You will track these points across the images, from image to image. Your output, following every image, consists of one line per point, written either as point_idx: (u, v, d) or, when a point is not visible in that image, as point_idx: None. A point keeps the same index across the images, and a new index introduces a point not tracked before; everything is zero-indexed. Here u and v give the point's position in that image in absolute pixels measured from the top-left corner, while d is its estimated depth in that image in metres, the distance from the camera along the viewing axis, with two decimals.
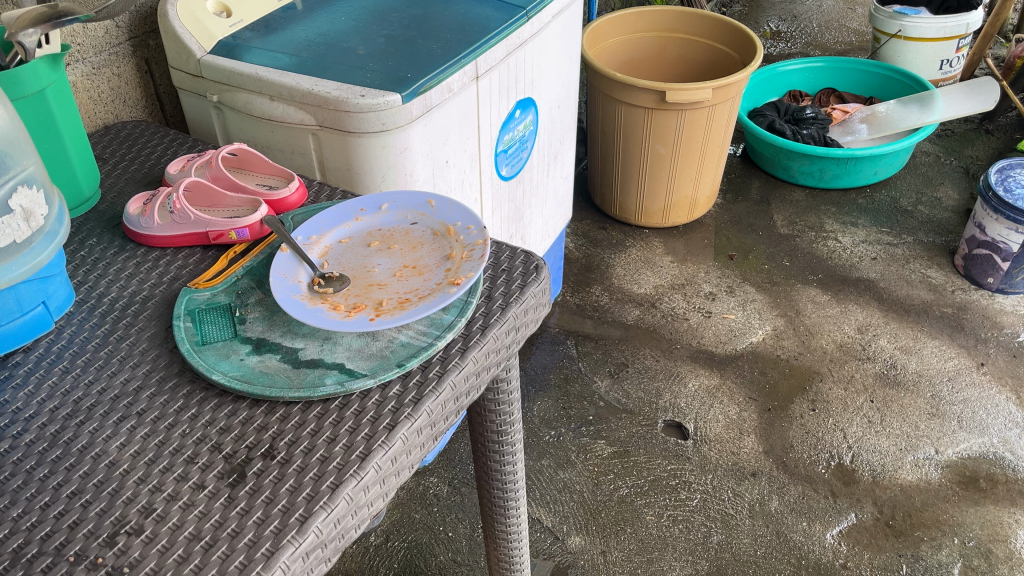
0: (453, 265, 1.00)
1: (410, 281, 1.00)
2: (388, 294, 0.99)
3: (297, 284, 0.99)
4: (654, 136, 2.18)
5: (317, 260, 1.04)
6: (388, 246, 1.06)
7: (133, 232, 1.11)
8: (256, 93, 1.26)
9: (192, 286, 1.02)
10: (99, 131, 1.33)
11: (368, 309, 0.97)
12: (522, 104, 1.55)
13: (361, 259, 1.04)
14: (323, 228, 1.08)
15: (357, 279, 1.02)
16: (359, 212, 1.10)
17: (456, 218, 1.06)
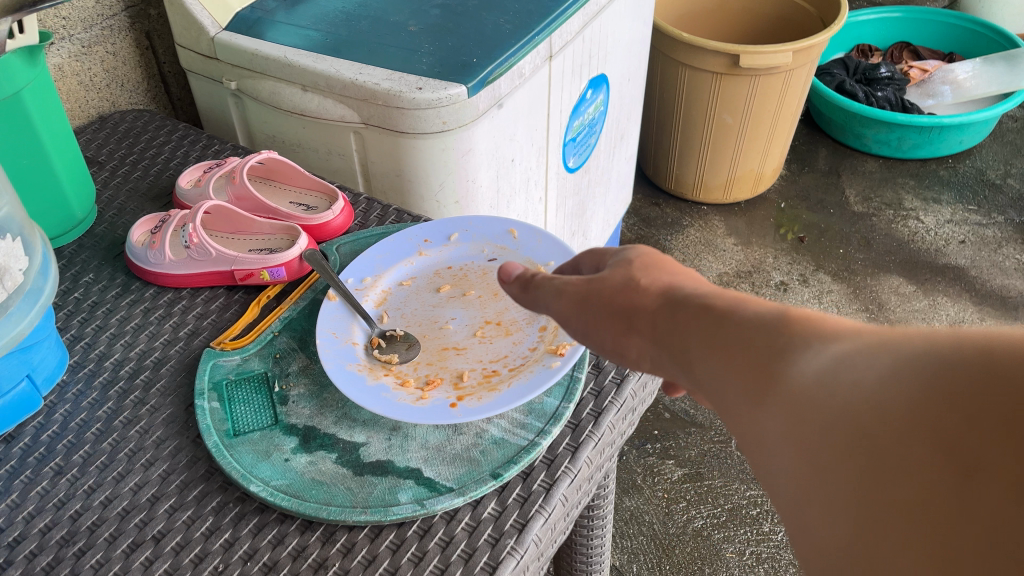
0: (551, 324, 0.78)
1: (497, 345, 0.79)
2: (469, 364, 0.77)
3: (351, 348, 0.77)
4: (720, 105, 1.92)
5: (374, 311, 0.83)
6: (463, 292, 0.84)
7: (139, 268, 0.88)
8: (286, 82, 1.02)
9: (217, 347, 0.81)
10: (94, 123, 1.10)
11: (446, 387, 0.75)
12: (594, 83, 1.30)
13: (429, 310, 0.82)
14: (379, 266, 0.86)
15: (426, 339, 0.80)
16: (423, 244, 0.88)
17: (548, 254, 0.83)
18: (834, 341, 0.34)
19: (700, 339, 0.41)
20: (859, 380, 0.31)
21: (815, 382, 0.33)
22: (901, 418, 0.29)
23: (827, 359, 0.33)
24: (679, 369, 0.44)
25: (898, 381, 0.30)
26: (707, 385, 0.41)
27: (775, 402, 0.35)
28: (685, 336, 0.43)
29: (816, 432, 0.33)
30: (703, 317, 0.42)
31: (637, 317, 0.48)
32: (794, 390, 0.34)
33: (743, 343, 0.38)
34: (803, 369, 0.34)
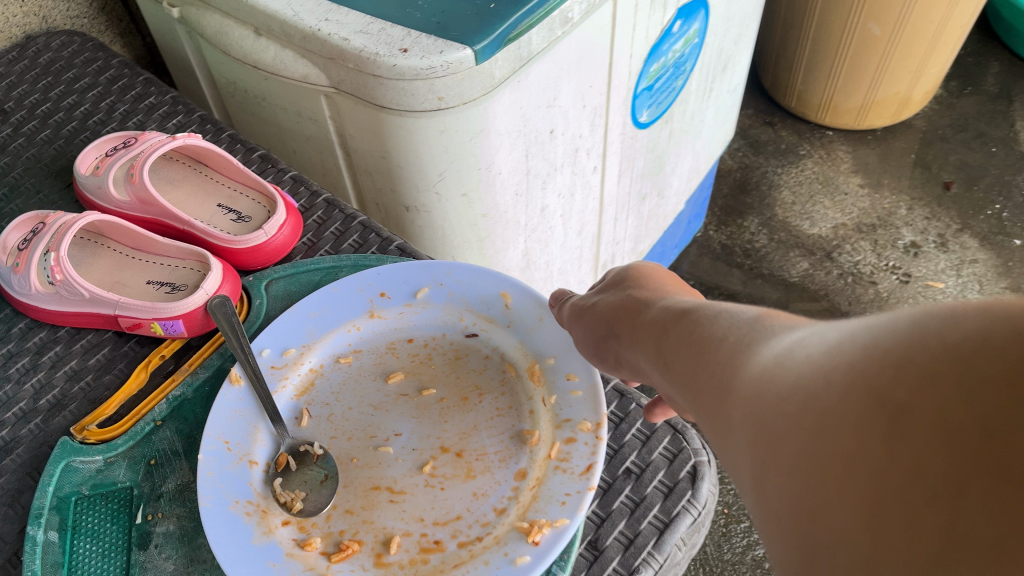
0: (534, 473, 0.52)
1: (452, 494, 0.53)
2: (402, 516, 0.52)
3: (242, 470, 0.52)
4: (866, 12, 1.49)
5: (292, 404, 0.58)
6: (420, 388, 0.59)
7: (6, 294, 0.65)
8: (234, 19, 0.74)
9: (76, 438, 0.58)
10: (13, 50, 0.85)
11: (362, 562, 0.49)
12: (686, 10, 0.96)
13: (368, 410, 0.58)
14: (311, 329, 0.61)
15: (351, 462, 0.55)
16: (377, 300, 0.63)
17: (548, 345, 0.58)
18: (796, 329, 0.32)
19: (688, 339, 0.39)
20: (804, 359, 0.29)
21: (773, 363, 0.30)
22: (844, 391, 0.25)
23: (782, 347, 0.31)
24: (644, 361, 0.45)
25: (839, 353, 0.27)
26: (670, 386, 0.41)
27: (731, 399, 0.33)
28: (649, 342, 0.45)
29: (765, 419, 0.29)
30: (661, 322, 0.44)
31: (626, 327, 0.49)
32: (748, 377, 0.32)
33: (717, 342, 0.36)
34: (765, 353, 0.32)
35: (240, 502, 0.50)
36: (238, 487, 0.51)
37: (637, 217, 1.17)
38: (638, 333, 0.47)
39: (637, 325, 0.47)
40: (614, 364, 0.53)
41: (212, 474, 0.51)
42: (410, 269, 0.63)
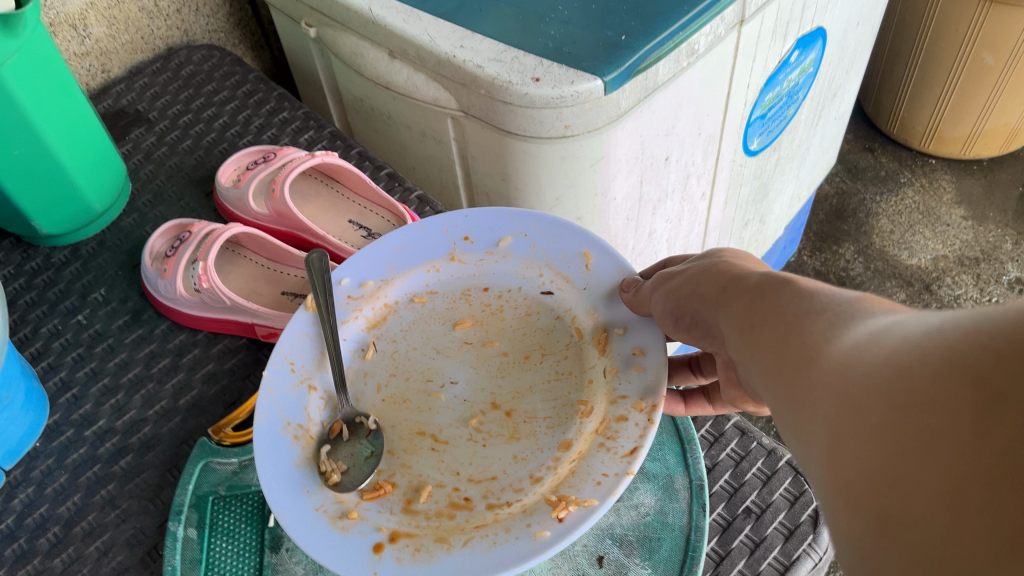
0: (577, 447, 0.49)
1: (493, 455, 0.51)
2: (440, 482, 0.50)
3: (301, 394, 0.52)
4: (982, 40, 1.46)
5: (360, 336, 0.57)
6: (485, 339, 0.57)
7: (151, 295, 0.70)
8: (369, 41, 0.76)
9: (213, 439, 0.62)
10: (157, 61, 0.91)
11: (391, 505, 0.48)
12: (805, 41, 0.95)
13: (429, 356, 0.56)
14: (392, 264, 0.60)
15: (402, 407, 0.54)
16: (460, 243, 0.60)
17: (621, 314, 0.54)
18: (889, 314, 0.31)
19: (761, 311, 0.38)
20: (893, 348, 0.28)
21: (866, 336, 0.30)
22: (942, 377, 0.25)
23: (868, 330, 0.30)
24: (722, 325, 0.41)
25: (943, 333, 0.26)
26: (743, 357, 0.38)
27: (807, 392, 0.32)
28: (736, 300, 0.40)
29: (850, 422, 0.29)
30: (754, 287, 0.40)
31: (723, 302, 0.42)
32: (827, 361, 0.31)
33: (795, 322, 0.35)
34: (847, 337, 0.31)
35: (291, 425, 0.50)
36: (293, 411, 0.51)
37: (738, 243, 1.16)
38: (722, 289, 0.42)
39: (725, 282, 0.42)
40: (687, 326, 0.47)
41: (271, 393, 0.51)
42: (495, 216, 0.60)
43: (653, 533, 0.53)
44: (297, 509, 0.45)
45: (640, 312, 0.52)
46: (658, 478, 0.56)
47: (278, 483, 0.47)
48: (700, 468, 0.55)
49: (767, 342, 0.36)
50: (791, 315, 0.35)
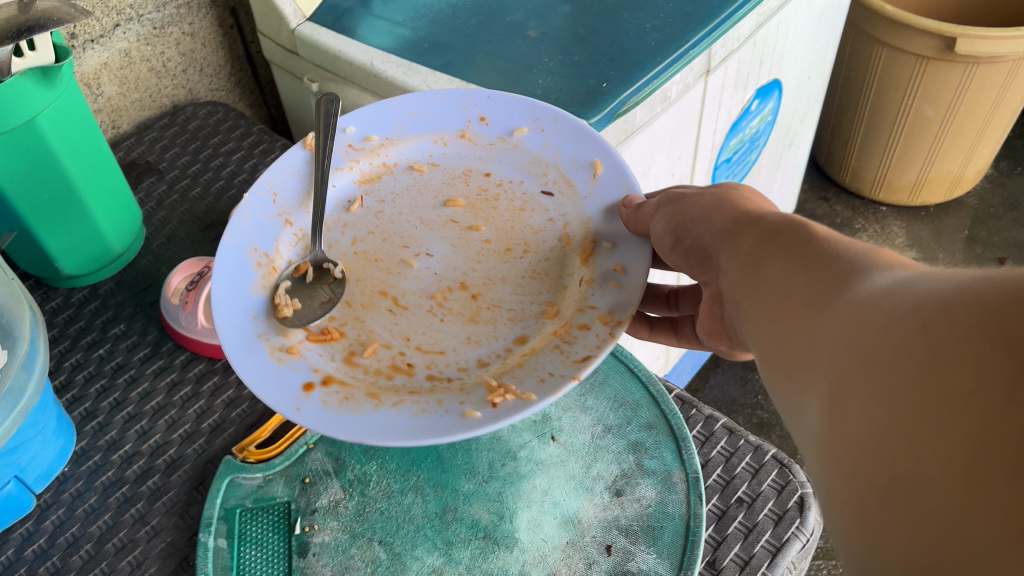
0: (532, 343, 0.56)
1: (446, 328, 0.59)
2: (395, 347, 0.58)
3: (273, 224, 0.64)
4: (921, 94, 1.58)
5: (350, 186, 0.69)
6: (471, 224, 0.65)
7: (172, 328, 0.74)
8: (370, 93, 0.83)
9: (238, 457, 0.65)
10: (164, 117, 0.97)
11: (335, 353, 0.57)
12: (763, 91, 1.04)
13: (411, 224, 0.66)
14: (402, 126, 0.70)
15: (375, 267, 0.63)
16: (475, 124, 0.69)
17: (612, 231, 0.60)
18: (907, 272, 0.36)
19: (779, 251, 0.43)
20: (911, 307, 0.32)
21: (885, 292, 0.35)
22: (961, 339, 0.29)
23: (883, 286, 0.35)
24: (727, 266, 0.48)
25: (958, 301, 0.30)
26: (745, 297, 0.45)
27: (818, 337, 0.37)
28: (747, 241, 0.47)
29: (861, 372, 0.33)
30: (772, 226, 0.46)
31: (737, 235, 0.48)
32: (843, 311, 0.36)
33: (809, 274, 0.40)
34: (857, 292, 0.36)
35: (256, 252, 0.62)
36: (264, 243, 0.63)
37: None
38: (734, 233, 0.49)
39: (737, 227, 0.49)
40: (684, 249, 0.54)
41: (246, 216, 0.63)
42: (518, 107, 0.67)
43: (656, 522, 0.58)
44: (244, 332, 0.55)
45: (635, 229, 0.58)
46: (656, 473, 0.61)
47: (234, 301, 0.57)
48: (695, 463, 0.61)
49: (784, 291, 0.41)
50: (812, 265, 0.40)
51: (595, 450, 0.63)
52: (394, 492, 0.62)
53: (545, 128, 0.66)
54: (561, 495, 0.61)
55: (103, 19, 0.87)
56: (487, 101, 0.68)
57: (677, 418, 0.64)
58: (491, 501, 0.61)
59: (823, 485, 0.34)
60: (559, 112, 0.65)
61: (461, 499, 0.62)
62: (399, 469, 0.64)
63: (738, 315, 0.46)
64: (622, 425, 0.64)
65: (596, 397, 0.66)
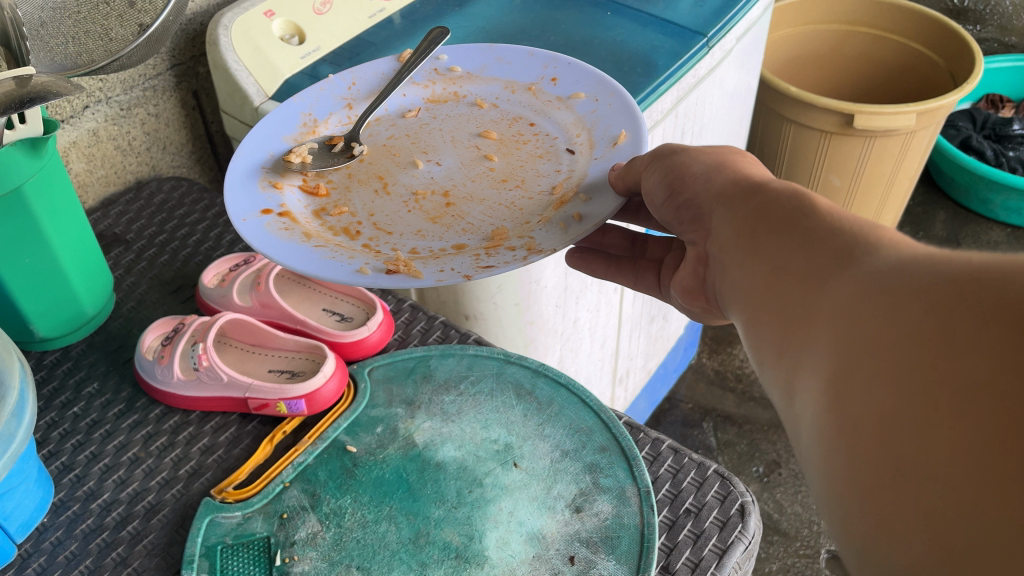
0: (466, 248, 0.65)
1: (406, 215, 0.70)
2: (365, 221, 0.70)
3: (335, 104, 0.82)
4: (828, 165, 1.73)
5: (416, 98, 0.84)
6: (489, 152, 0.76)
7: (147, 383, 0.78)
8: None
9: (217, 499, 0.68)
10: (129, 192, 1.03)
11: (312, 205, 0.72)
12: None
13: (437, 142, 0.78)
14: (488, 65, 0.85)
15: (386, 169, 0.75)
16: (544, 83, 0.82)
17: (593, 188, 0.67)
18: (884, 254, 0.40)
19: (779, 220, 0.48)
20: (903, 294, 0.36)
21: (888, 273, 0.38)
22: (958, 324, 0.33)
23: (865, 274, 0.40)
24: (722, 227, 0.54)
25: (949, 296, 0.34)
26: (740, 261, 0.50)
27: (817, 317, 0.42)
28: (744, 209, 0.52)
29: (858, 351, 0.38)
30: (773, 193, 0.51)
31: (740, 198, 0.54)
32: (839, 288, 0.41)
33: (809, 245, 0.45)
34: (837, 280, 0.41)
35: (309, 116, 0.80)
36: (319, 113, 0.81)
37: (647, 336, 1.33)
38: (730, 198, 0.55)
39: (734, 192, 0.55)
40: (680, 205, 0.61)
41: (317, 89, 0.82)
42: (587, 79, 0.79)
43: (614, 532, 0.64)
44: (255, 159, 0.74)
45: (620, 184, 0.65)
46: (611, 490, 0.67)
47: (265, 138, 0.76)
48: (644, 479, 0.67)
49: (785, 253, 0.46)
50: (812, 235, 0.45)
51: (555, 472, 0.69)
52: (369, 522, 0.66)
53: (599, 99, 0.77)
54: (525, 515, 0.65)
55: (74, 101, 0.93)
56: (564, 67, 0.81)
57: (627, 440, 0.70)
58: (461, 525, 0.65)
59: (827, 449, 0.39)
60: (617, 90, 0.76)
61: (432, 524, 0.65)
62: (373, 501, 0.67)
63: (729, 277, 0.52)
64: (578, 449, 0.70)
65: (553, 425, 0.72)
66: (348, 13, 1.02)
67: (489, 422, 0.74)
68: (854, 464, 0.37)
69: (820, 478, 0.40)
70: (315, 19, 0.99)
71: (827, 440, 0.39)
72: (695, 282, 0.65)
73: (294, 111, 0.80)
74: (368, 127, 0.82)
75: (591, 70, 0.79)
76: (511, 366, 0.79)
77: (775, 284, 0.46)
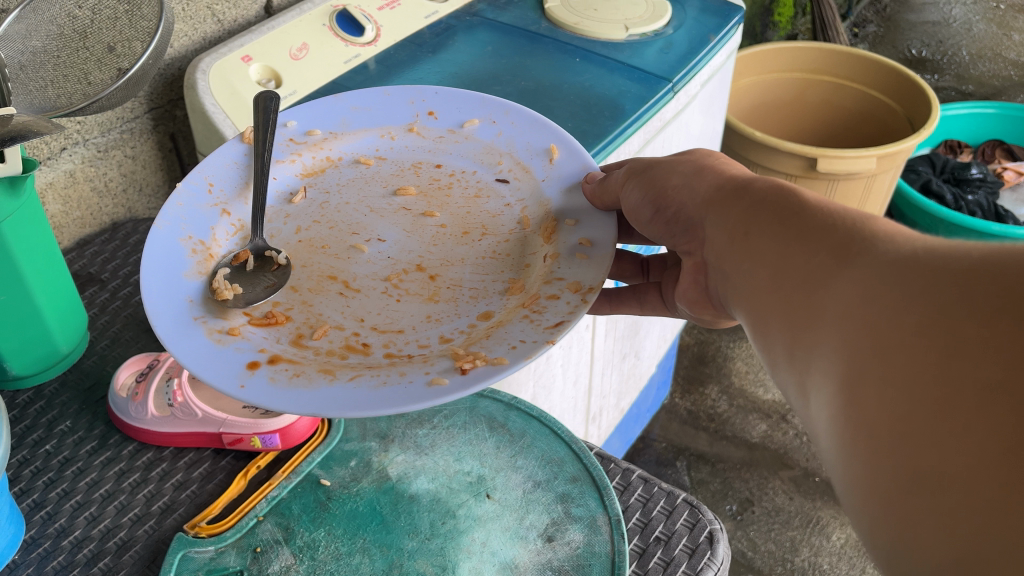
0: (501, 316, 0.64)
1: (403, 308, 0.67)
2: (345, 320, 0.66)
3: (211, 215, 0.71)
4: None
5: (287, 181, 0.80)
6: (424, 210, 0.76)
7: (120, 421, 0.78)
8: None
9: (189, 533, 0.68)
10: (105, 233, 1.04)
11: (280, 336, 0.63)
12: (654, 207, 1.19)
13: (359, 213, 0.77)
14: (346, 121, 0.83)
15: (331, 247, 0.73)
16: (424, 119, 0.83)
17: (572, 213, 0.71)
18: (878, 255, 0.44)
19: (773, 223, 0.53)
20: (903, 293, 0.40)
21: (890, 265, 0.42)
22: (962, 313, 0.37)
23: (860, 274, 0.44)
24: (717, 233, 0.59)
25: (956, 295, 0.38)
26: (740, 265, 0.55)
27: (819, 315, 0.45)
28: (736, 212, 0.57)
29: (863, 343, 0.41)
30: (762, 194, 0.56)
31: (732, 201, 0.59)
32: (840, 283, 0.45)
33: (801, 248, 0.49)
34: (835, 285, 0.45)
35: (190, 241, 0.68)
36: (201, 233, 0.69)
37: (620, 374, 1.35)
38: (719, 203, 0.60)
39: (722, 196, 0.60)
40: (667, 220, 0.66)
41: (179, 206, 0.69)
42: (469, 103, 0.83)
43: (585, 560, 0.65)
44: (181, 314, 0.60)
45: (606, 201, 0.70)
46: (583, 519, 0.68)
47: (170, 284, 0.62)
48: (614, 507, 0.68)
49: (781, 252, 0.51)
50: (808, 235, 0.49)
51: (528, 502, 0.70)
52: (342, 554, 0.66)
53: (499, 120, 0.81)
54: (498, 545, 0.66)
55: (51, 143, 0.94)
56: (435, 97, 0.83)
57: (597, 470, 0.72)
58: (434, 555, 0.65)
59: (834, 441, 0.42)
60: (510, 106, 0.81)
61: (406, 555, 0.65)
62: (346, 533, 0.68)
63: (730, 281, 0.56)
64: (549, 480, 0.72)
65: (525, 457, 0.74)
66: (324, 58, 1.05)
67: (462, 455, 0.75)
68: (875, 467, 0.38)
69: (839, 483, 0.41)
70: (291, 64, 1.02)
71: (840, 438, 0.41)
72: (699, 292, 0.67)
73: (174, 241, 0.67)
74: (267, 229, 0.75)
75: (468, 95, 0.83)
76: (483, 400, 0.80)
77: (778, 287, 0.50)
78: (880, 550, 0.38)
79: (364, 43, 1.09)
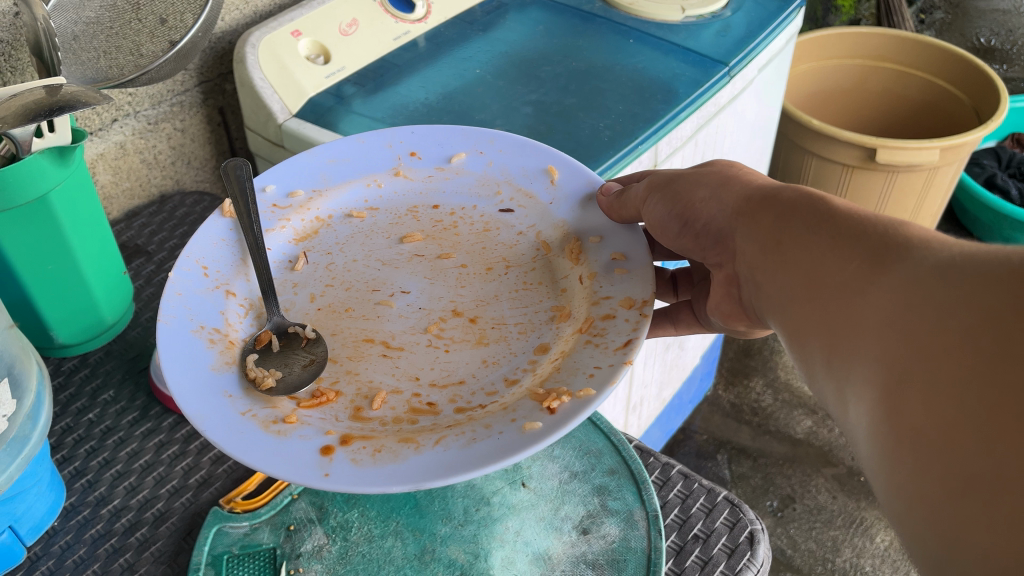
0: (558, 348, 0.63)
1: (455, 358, 0.65)
2: (393, 380, 0.63)
3: (215, 299, 0.66)
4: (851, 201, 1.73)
5: (284, 250, 0.75)
6: (439, 253, 0.74)
7: (162, 393, 0.78)
8: None
9: (225, 508, 0.68)
10: (153, 205, 1.05)
11: (339, 412, 0.60)
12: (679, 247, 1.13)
13: (378, 263, 0.74)
14: (326, 176, 0.78)
15: (366, 295, 0.71)
16: (405, 161, 0.80)
17: (596, 229, 0.70)
18: (923, 259, 0.41)
19: (802, 232, 0.51)
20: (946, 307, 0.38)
21: (929, 271, 0.40)
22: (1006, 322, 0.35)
23: (895, 290, 0.42)
24: (747, 244, 0.57)
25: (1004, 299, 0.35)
26: (775, 272, 0.53)
27: (862, 331, 0.43)
28: (766, 220, 0.55)
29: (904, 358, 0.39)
30: (791, 201, 0.54)
31: (760, 212, 0.57)
32: (877, 300, 0.43)
33: (826, 272, 0.47)
34: (875, 292, 0.43)
35: (201, 332, 0.62)
36: (210, 321, 0.64)
37: (662, 364, 1.32)
38: (748, 214, 0.58)
39: (750, 207, 0.58)
40: (694, 232, 0.64)
41: (179, 295, 0.64)
42: (450, 137, 0.80)
43: (620, 555, 0.63)
44: (229, 413, 0.55)
45: (622, 216, 0.68)
46: (620, 513, 0.66)
47: (200, 385, 0.57)
48: (654, 503, 0.67)
49: (811, 272, 0.49)
50: (839, 241, 0.47)
51: (563, 493, 0.68)
52: (375, 537, 0.65)
53: (485, 150, 0.79)
54: (532, 535, 0.65)
55: (102, 114, 0.94)
56: (413, 137, 0.80)
57: (636, 463, 0.70)
58: (467, 542, 0.65)
59: (884, 465, 0.39)
60: (493, 133, 0.79)
61: (438, 541, 0.65)
62: (379, 515, 0.67)
63: (764, 289, 0.55)
64: (586, 471, 0.70)
65: (562, 446, 0.72)
66: (374, 35, 1.04)
67: None
68: (922, 474, 0.37)
69: (884, 492, 0.40)
70: (341, 40, 1.01)
71: (881, 445, 0.40)
72: (732, 304, 0.65)
73: (187, 334, 0.61)
74: (284, 301, 0.70)
75: (445, 129, 0.80)
76: None
77: (811, 299, 0.48)
78: (928, 560, 0.37)
79: (414, 20, 1.07)
